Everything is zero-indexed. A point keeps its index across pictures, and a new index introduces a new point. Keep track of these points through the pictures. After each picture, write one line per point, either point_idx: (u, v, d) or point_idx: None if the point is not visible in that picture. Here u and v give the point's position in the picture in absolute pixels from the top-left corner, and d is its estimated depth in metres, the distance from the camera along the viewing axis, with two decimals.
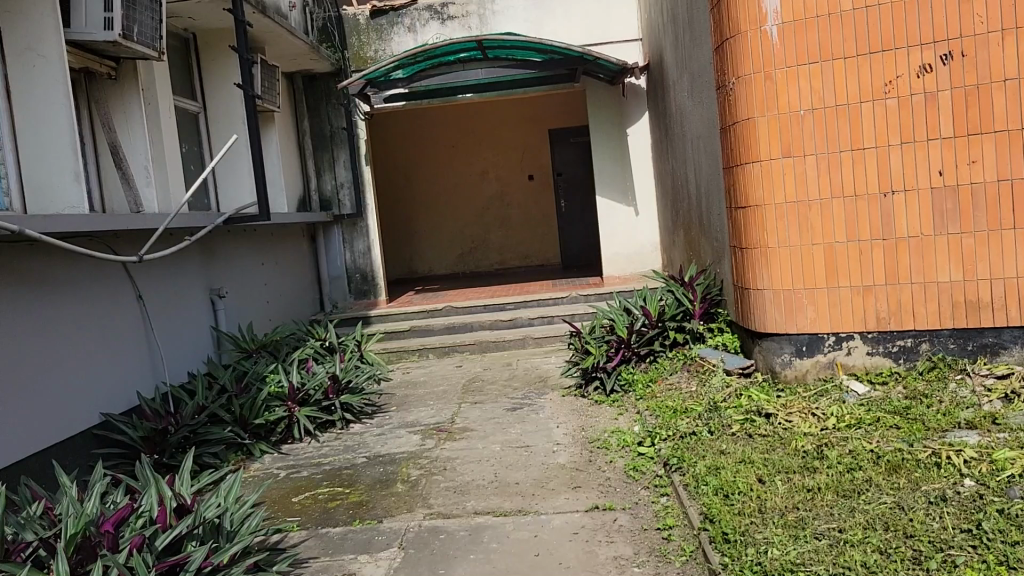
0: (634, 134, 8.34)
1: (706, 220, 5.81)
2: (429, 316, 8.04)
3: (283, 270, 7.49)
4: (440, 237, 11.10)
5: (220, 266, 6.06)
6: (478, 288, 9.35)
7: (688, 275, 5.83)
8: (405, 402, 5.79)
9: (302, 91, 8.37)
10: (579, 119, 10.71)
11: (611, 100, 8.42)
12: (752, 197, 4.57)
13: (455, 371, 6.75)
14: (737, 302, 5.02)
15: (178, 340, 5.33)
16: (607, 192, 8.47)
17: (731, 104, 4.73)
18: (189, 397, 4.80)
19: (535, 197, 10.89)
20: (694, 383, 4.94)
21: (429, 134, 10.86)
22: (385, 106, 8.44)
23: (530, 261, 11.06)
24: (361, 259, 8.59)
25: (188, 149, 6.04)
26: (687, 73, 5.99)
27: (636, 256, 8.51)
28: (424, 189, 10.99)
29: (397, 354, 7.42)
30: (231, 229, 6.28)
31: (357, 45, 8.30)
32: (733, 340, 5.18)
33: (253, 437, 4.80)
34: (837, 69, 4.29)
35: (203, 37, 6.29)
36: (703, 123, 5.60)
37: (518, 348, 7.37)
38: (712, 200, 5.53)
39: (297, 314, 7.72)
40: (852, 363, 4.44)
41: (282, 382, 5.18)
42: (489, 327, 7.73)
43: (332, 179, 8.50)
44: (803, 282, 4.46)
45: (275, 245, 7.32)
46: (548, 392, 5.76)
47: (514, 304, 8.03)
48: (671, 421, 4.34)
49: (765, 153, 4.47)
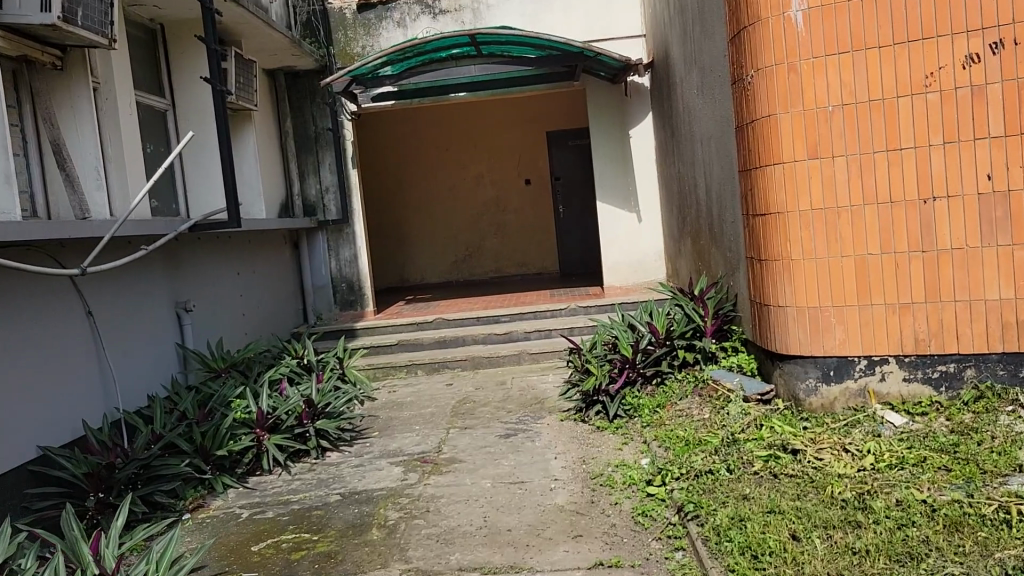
0: (637, 136, 7.84)
1: (717, 229, 5.34)
2: (418, 328, 7.56)
3: (262, 280, 6.99)
4: (433, 244, 10.61)
5: (189, 276, 5.56)
6: (472, 298, 8.86)
7: (698, 288, 5.36)
8: (389, 427, 5.30)
9: (284, 89, 7.88)
10: (579, 121, 10.24)
11: (613, 100, 7.94)
12: (774, 203, 4.10)
13: (445, 391, 6.26)
14: (754, 320, 4.54)
15: (137, 360, 4.83)
16: (609, 198, 7.99)
17: (748, 100, 4.26)
18: (144, 425, 4.30)
19: (532, 203, 10.41)
20: (707, 410, 4.46)
21: (421, 136, 10.38)
22: (373, 106, 7.96)
23: (527, 269, 10.57)
24: (347, 268, 8.09)
25: (153, 150, 5.55)
26: (696, 68, 5.52)
27: (639, 265, 8.03)
28: (415, 194, 10.51)
29: (383, 370, 6.92)
30: (200, 237, 5.79)
31: (343, 40, 7.82)
32: (750, 361, 4.70)
33: (215, 470, 4.32)
34: (871, 59, 3.82)
35: (172, 29, 5.80)
36: (714, 123, 5.14)
37: (513, 364, 6.88)
38: (725, 206, 5.06)
39: (277, 328, 7.22)
40: (885, 391, 3.96)
41: (250, 408, 4.68)
42: (482, 342, 7.23)
43: (317, 183, 8.01)
44: (830, 298, 3.98)
45: (252, 254, 6.82)
46: (544, 416, 5.27)
47: (509, 317, 7.54)
48: (683, 455, 3.85)
49: (789, 154, 4.00)
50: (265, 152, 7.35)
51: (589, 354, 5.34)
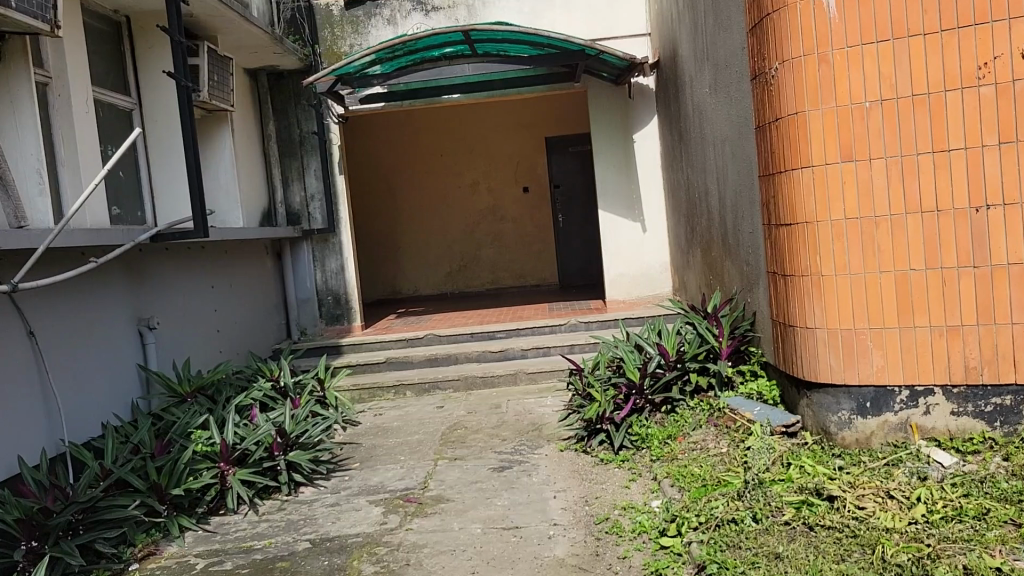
0: (641, 140, 7.41)
1: (732, 240, 4.88)
2: (408, 345, 7.08)
3: (240, 293, 6.52)
4: (427, 254, 10.14)
5: (153, 290, 5.08)
6: (466, 312, 8.39)
7: (710, 304, 4.90)
8: (371, 457, 4.81)
9: (267, 90, 7.42)
10: (579, 125, 9.78)
11: (616, 103, 7.48)
12: (801, 212, 3.64)
13: (435, 415, 5.77)
14: (776, 342, 4.08)
15: (89, 384, 4.34)
16: (612, 206, 7.52)
17: (771, 97, 3.81)
18: (92, 459, 3.81)
19: (530, 211, 9.95)
20: (724, 443, 3.99)
21: (414, 141, 9.93)
22: (362, 108, 7.49)
23: (524, 280, 10.10)
24: (333, 280, 7.61)
25: (117, 152, 5.07)
26: (709, 64, 5.07)
27: (644, 278, 7.55)
28: (408, 202, 10.05)
29: (369, 391, 6.44)
30: (168, 247, 5.31)
31: (330, 38, 7.34)
32: (771, 389, 4.21)
33: (172, 510, 3.82)
34: (915, 48, 3.36)
35: (139, 21, 5.34)
36: (729, 124, 4.70)
37: (509, 385, 6.40)
38: (741, 214, 4.62)
39: (256, 345, 6.74)
40: (930, 426, 3.50)
41: (213, 440, 4.19)
42: (476, 360, 6.76)
43: (301, 189, 7.54)
44: (867, 319, 3.52)
45: (229, 266, 6.35)
46: (542, 446, 4.79)
47: (506, 332, 7.06)
48: (700, 500, 3.36)
49: (819, 156, 3.54)
50: (245, 156, 6.88)
51: (593, 381, 4.88)
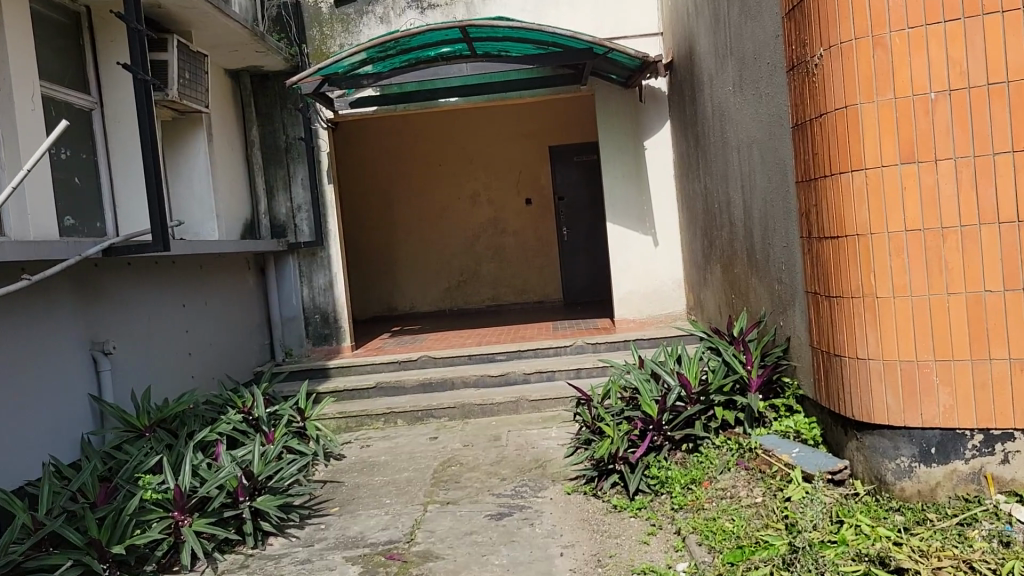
0: (653, 148, 6.89)
1: (760, 255, 4.35)
2: (400, 369, 6.53)
3: (215, 312, 5.98)
4: (424, 269, 9.60)
5: (109, 310, 4.54)
6: (464, 331, 7.86)
7: (736, 327, 4.35)
8: (354, 500, 4.26)
9: (250, 92, 6.92)
10: (584, 133, 9.29)
11: (626, 108, 6.96)
12: (851, 223, 3.10)
13: (428, 448, 5.22)
14: (818, 374, 3.53)
15: (28, 419, 3.79)
16: (622, 218, 6.98)
17: (813, 90, 3.29)
18: (21, 509, 3.27)
19: (533, 224, 9.43)
20: (758, 491, 3.44)
21: (411, 150, 9.43)
22: (353, 112, 6.97)
23: (527, 297, 9.56)
24: (321, 297, 7.07)
25: (73, 155, 4.53)
26: (733, 59, 4.55)
27: (656, 295, 7.02)
28: (404, 213, 9.52)
29: (357, 419, 5.89)
30: (131, 261, 4.81)
31: (318, 38, 6.82)
32: (810, 428, 3.65)
33: (114, 569, 3.25)
34: (991, 27, 2.84)
35: (102, 12, 4.82)
36: (757, 126, 4.18)
37: (509, 413, 5.84)
38: (771, 225, 4.09)
39: (234, 368, 6.19)
40: (1008, 477, 2.96)
41: (167, 486, 3.63)
42: (474, 385, 6.21)
43: (287, 200, 7.03)
44: (932, 349, 2.99)
45: (204, 282, 5.82)
46: (547, 487, 4.23)
47: (506, 354, 6.51)
48: (737, 569, 2.81)
49: (873, 158, 3.02)
50: (224, 163, 6.36)
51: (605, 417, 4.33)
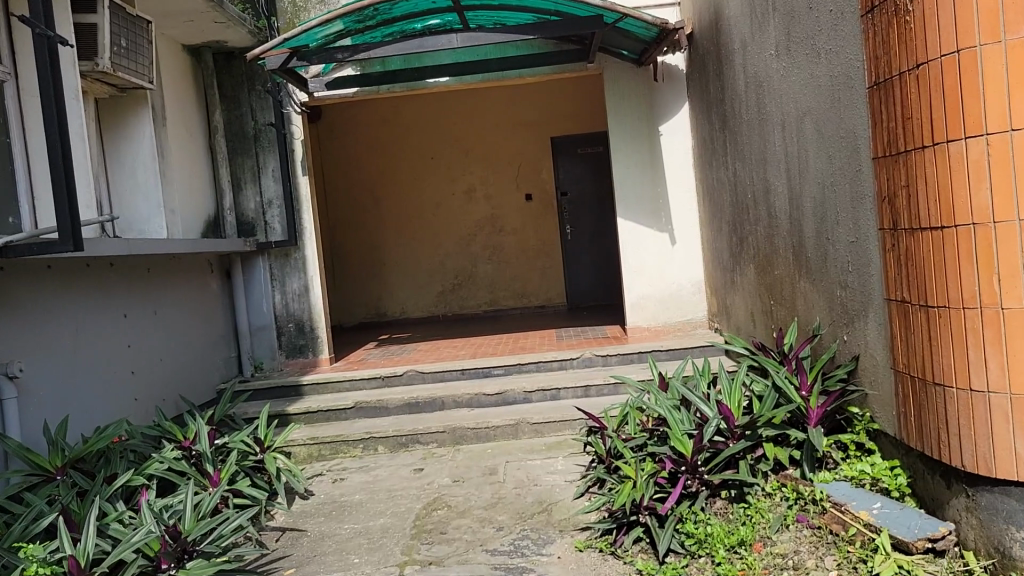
0: (669, 135, 6.09)
1: (814, 254, 3.54)
2: (383, 385, 5.72)
3: (167, 322, 5.18)
4: (415, 271, 8.79)
5: (16, 324, 3.74)
6: (458, 340, 7.05)
7: (785, 341, 3.54)
8: (316, 557, 3.45)
9: (213, 72, 6.12)
10: (590, 123, 8.50)
11: (638, 88, 6.16)
12: (964, 208, 2.33)
13: (410, 483, 4.41)
14: (904, 406, 2.74)
15: None
16: (634, 214, 6.18)
17: (905, 34, 2.50)
18: None
19: (534, 222, 8.63)
20: (830, 561, 2.64)
21: (400, 140, 8.64)
22: (330, 94, 6.17)
23: (528, 301, 8.74)
24: (294, 304, 6.26)
25: None
26: (776, 17, 3.76)
27: (673, 301, 6.21)
28: (393, 210, 8.73)
29: (330, 446, 5.08)
30: (51, 263, 4.02)
31: (290, 10, 6.01)
32: (891, 475, 2.84)
33: None
34: None
35: None
36: (812, 93, 3.37)
37: (507, 439, 5.04)
38: (831, 217, 3.28)
39: (190, 386, 5.38)
40: None
41: (60, 555, 2.80)
42: (467, 405, 5.40)
43: (257, 194, 6.23)
44: None
45: (153, 290, 5.04)
46: (553, 540, 3.42)
47: (503, 368, 5.71)
48: None
49: (999, 119, 2.25)
50: (178, 151, 5.57)
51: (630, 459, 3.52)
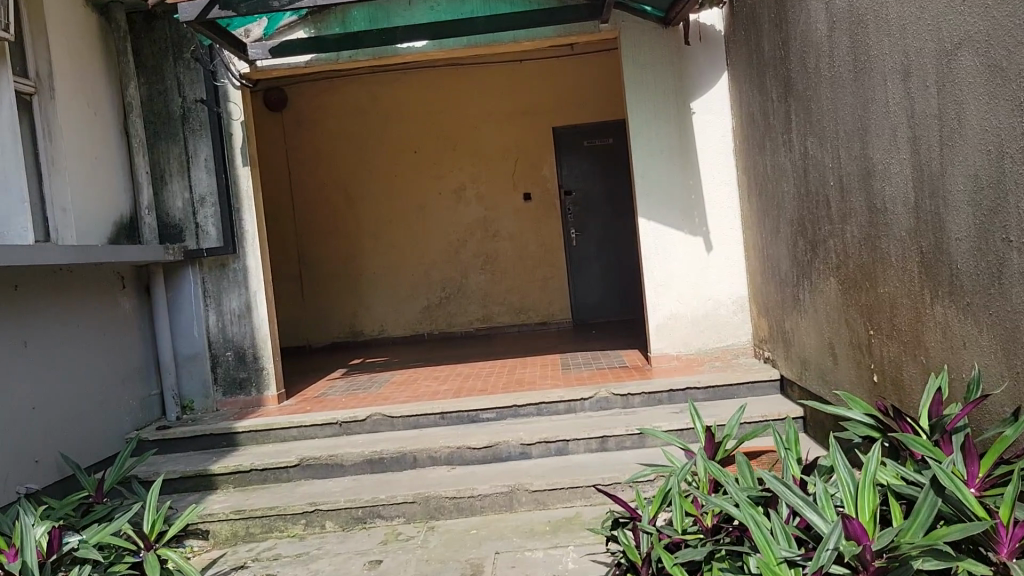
0: (702, 113, 4.83)
1: (971, 264, 2.26)
2: (341, 434, 4.44)
3: (46, 356, 3.89)
4: (396, 282, 7.50)
5: None
6: (440, 369, 5.77)
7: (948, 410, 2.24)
8: None
9: (127, 35, 4.86)
10: (601, 110, 7.22)
11: (664, 55, 4.88)
12: None
13: None
14: None
15: None
16: (659, 213, 4.91)
17: None
18: None
19: (534, 226, 7.35)
20: None
21: (377, 130, 7.38)
22: (278, 64, 4.90)
23: (527, 318, 7.46)
24: (233, 327, 4.98)
25: None
26: None
27: (709, 322, 4.93)
28: (369, 211, 7.46)
29: (262, 522, 3.78)
30: None
31: None
32: None
33: None
34: None
35: None
36: (980, 7, 2.09)
37: (499, 512, 3.76)
38: (1021, 208, 2.00)
39: (81, 440, 4.09)
40: None
41: None
42: (446, 461, 4.12)
43: (185, 189, 4.96)
44: None
45: (24, 316, 3.76)
46: None
47: (494, 411, 4.42)
48: None
49: None
50: (72, 132, 4.31)
51: None
